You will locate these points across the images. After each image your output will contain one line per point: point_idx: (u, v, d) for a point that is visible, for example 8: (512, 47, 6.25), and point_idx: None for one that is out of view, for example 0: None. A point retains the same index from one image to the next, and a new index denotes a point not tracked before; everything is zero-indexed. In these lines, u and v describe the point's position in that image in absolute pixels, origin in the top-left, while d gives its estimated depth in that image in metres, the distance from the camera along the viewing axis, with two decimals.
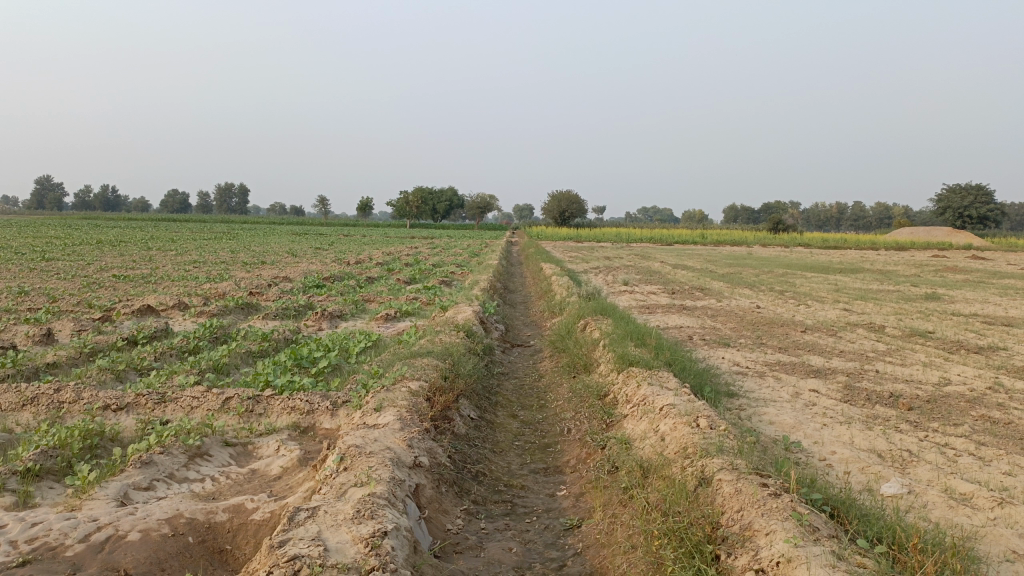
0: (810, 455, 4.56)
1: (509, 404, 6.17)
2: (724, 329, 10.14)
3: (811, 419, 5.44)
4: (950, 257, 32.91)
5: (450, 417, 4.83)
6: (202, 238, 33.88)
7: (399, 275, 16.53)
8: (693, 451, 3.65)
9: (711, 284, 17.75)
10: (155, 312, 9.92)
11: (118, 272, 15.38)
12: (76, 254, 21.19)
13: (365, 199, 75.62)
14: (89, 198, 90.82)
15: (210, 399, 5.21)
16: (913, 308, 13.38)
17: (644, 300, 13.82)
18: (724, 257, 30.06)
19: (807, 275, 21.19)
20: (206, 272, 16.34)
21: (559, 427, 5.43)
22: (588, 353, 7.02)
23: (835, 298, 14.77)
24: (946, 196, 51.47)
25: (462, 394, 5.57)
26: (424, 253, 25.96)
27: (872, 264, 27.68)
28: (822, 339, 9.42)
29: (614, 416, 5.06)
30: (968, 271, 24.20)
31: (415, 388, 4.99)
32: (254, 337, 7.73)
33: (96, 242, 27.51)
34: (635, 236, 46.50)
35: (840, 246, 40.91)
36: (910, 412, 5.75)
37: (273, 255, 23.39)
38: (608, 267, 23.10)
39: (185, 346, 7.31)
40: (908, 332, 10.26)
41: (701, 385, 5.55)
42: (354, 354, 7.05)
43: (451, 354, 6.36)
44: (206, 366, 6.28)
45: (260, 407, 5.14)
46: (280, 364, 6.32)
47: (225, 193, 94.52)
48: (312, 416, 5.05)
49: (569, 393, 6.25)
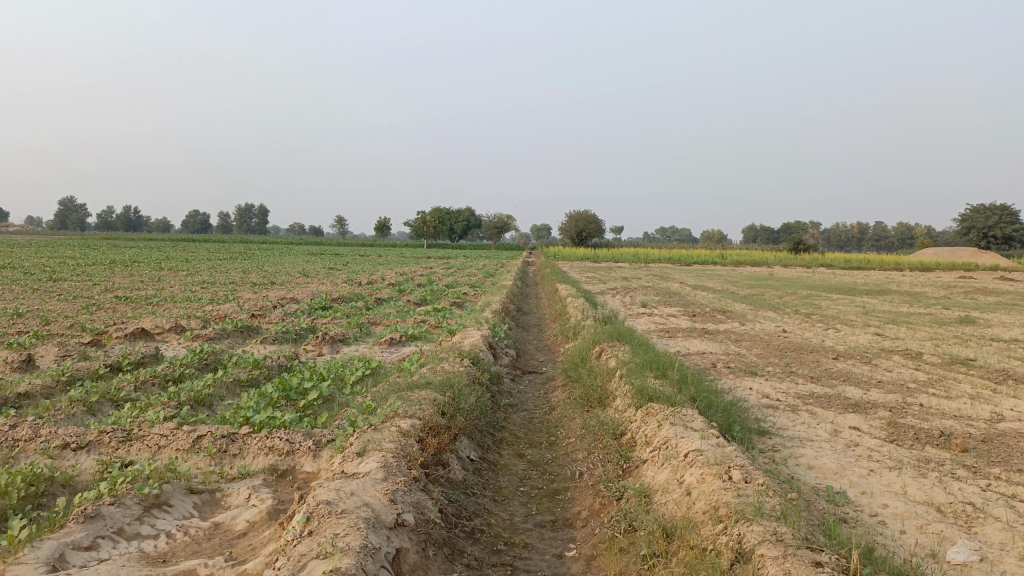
0: (857, 511, 3.95)
1: (515, 442, 5.58)
2: (750, 356, 9.47)
3: (855, 464, 4.81)
4: (977, 278, 31.98)
5: (445, 462, 4.25)
6: (218, 258, 33.62)
7: (410, 296, 16.00)
8: (727, 515, 3.05)
9: (733, 306, 17.06)
10: (149, 336, 9.45)
11: (121, 294, 14.98)
12: (84, 275, 20.87)
13: (382, 219, 75.47)
14: (110, 218, 91.67)
15: (179, 438, 4.68)
16: (948, 332, 12.66)
17: (663, 323, 13.20)
18: (744, 278, 29.27)
19: (832, 297, 20.47)
20: (211, 293, 15.91)
21: (570, 470, 4.84)
22: (603, 384, 6.43)
23: (865, 322, 14.02)
24: (970, 216, 50.42)
25: (462, 432, 4.99)
26: (438, 274, 25.35)
27: (897, 285, 26.80)
28: (856, 368, 8.75)
29: (632, 461, 4.46)
30: (1000, 293, 23.29)
31: (406, 427, 4.41)
32: (244, 365, 7.19)
33: (109, 262, 27.33)
34: (653, 256, 45.87)
35: (863, 268, 39.95)
36: (966, 455, 5.09)
37: (284, 276, 22.96)
38: (626, 288, 22.44)
39: (169, 374, 6.79)
40: (948, 360, 9.54)
41: (730, 424, 4.94)
42: (349, 383, 6.50)
43: (452, 386, 5.78)
44: (185, 398, 5.76)
45: (234, 446, 4.60)
46: (265, 395, 5.79)
47: (244, 213, 94.95)
48: (292, 458, 4.51)
49: (583, 430, 5.64)
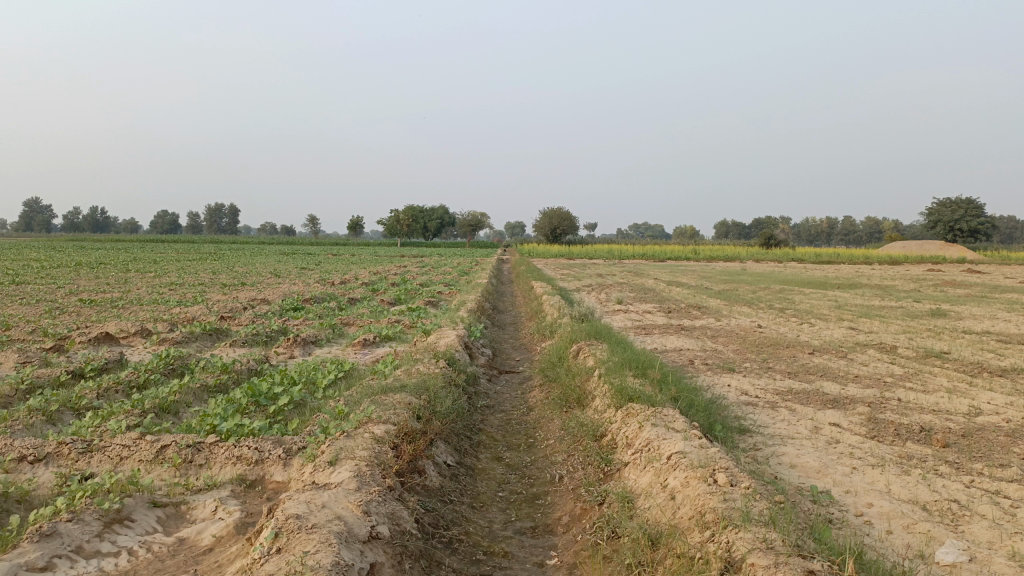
0: (842, 511, 3.88)
1: (492, 445, 5.45)
2: (727, 352, 9.42)
3: (837, 462, 4.75)
4: (946, 271, 32.40)
5: (421, 469, 4.10)
6: (189, 259, 33.10)
7: (383, 296, 15.77)
8: (713, 522, 2.95)
9: (708, 302, 17.06)
10: (114, 341, 9.18)
11: (85, 297, 14.58)
12: (48, 278, 20.35)
13: (355, 218, 74.86)
14: (77, 220, 90.02)
15: (142, 448, 4.50)
16: (921, 326, 12.74)
17: (639, 320, 13.13)
18: (718, 273, 29.36)
19: (805, 292, 20.58)
20: (180, 295, 15.56)
21: (550, 473, 4.72)
22: (581, 384, 6.31)
23: (839, 316, 14.08)
24: (936, 210, 51.18)
25: (438, 437, 4.84)
26: (412, 273, 25.09)
27: (869, 279, 27.06)
28: (833, 363, 8.73)
29: (614, 464, 4.35)
30: (968, 286, 23.57)
31: (380, 433, 4.26)
32: (212, 369, 6.98)
33: (74, 265, 26.70)
34: (627, 252, 45.97)
35: (834, 262, 40.38)
36: (947, 451, 5.05)
37: (254, 276, 22.57)
38: (601, 285, 22.38)
39: (134, 380, 6.56)
40: (923, 353, 9.57)
41: (711, 424, 4.85)
42: (321, 387, 6.32)
43: (428, 388, 5.63)
44: (149, 406, 5.56)
45: (201, 456, 4.43)
46: (234, 401, 5.60)
47: (214, 213, 93.72)
48: (261, 467, 4.34)
49: (561, 432, 5.53)
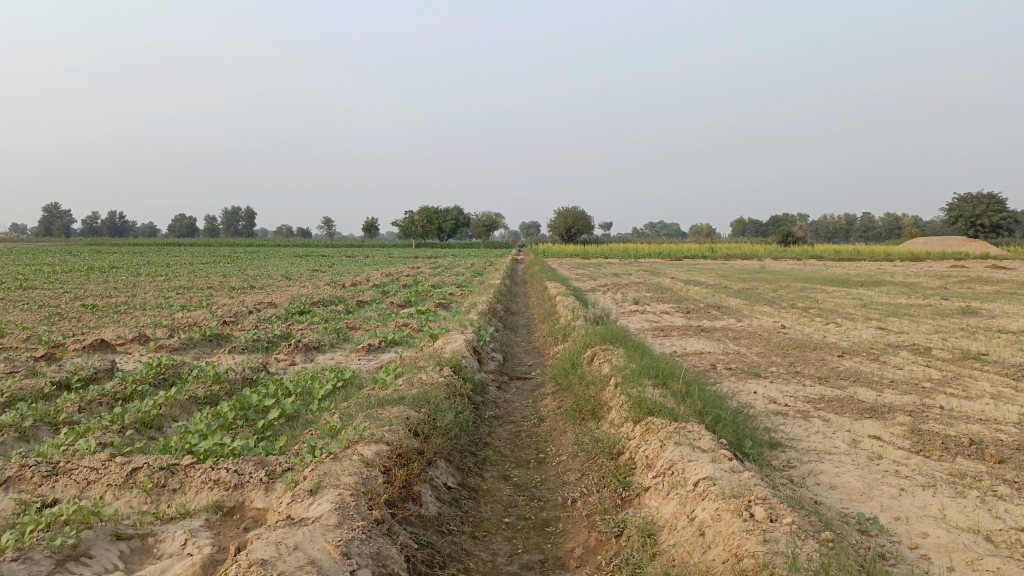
0: (894, 544, 3.40)
1: (499, 462, 5.00)
2: (751, 356, 8.89)
3: (882, 482, 4.26)
4: (970, 267, 31.52)
5: (416, 496, 3.65)
6: (200, 262, 32.91)
7: (393, 299, 15.37)
8: (753, 568, 2.49)
9: (728, 302, 16.48)
10: (110, 347, 8.81)
11: (89, 302, 14.24)
12: (59, 282, 20.15)
13: (369, 219, 74.71)
14: (95, 225, 90.53)
15: (112, 471, 4.09)
16: (953, 325, 12.14)
17: (656, 321, 12.64)
18: (737, 272, 28.62)
19: (827, 290, 19.96)
20: (186, 299, 15.23)
21: (562, 496, 4.26)
22: (596, 394, 5.84)
23: (866, 315, 13.49)
24: (957, 205, 50.12)
25: (438, 455, 4.39)
26: (425, 274, 24.53)
27: (891, 276, 26.36)
28: (864, 366, 8.19)
29: (632, 487, 3.88)
30: (996, 282, 22.79)
31: (371, 454, 3.82)
32: (203, 379, 6.57)
33: (87, 268, 26.56)
34: (642, 251, 45.34)
35: (855, 259, 39.58)
36: (1004, 467, 4.53)
37: (264, 279, 22.22)
38: (616, 285, 21.77)
39: (120, 392, 6.17)
40: (960, 355, 9.01)
41: (740, 441, 4.36)
42: (316, 398, 5.89)
43: (429, 401, 5.17)
44: (130, 421, 5.16)
45: (175, 481, 4.02)
46: (220, 415, 5.19)
47: (231, 216, 93.94)
48: (240, 492, 3.92)
49: (575, 447, 5.06)
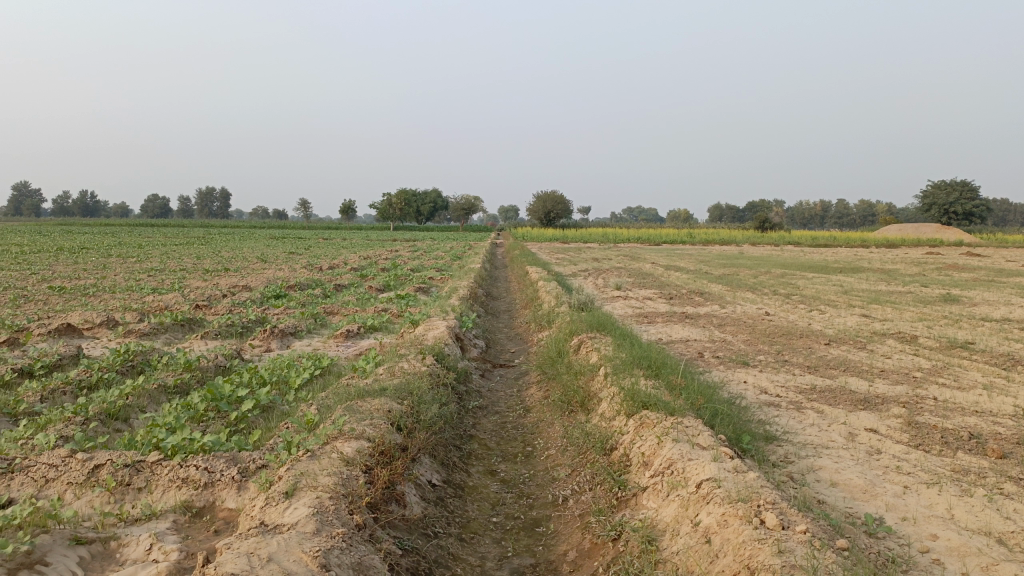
0: (904, 547, 3.24)
1: (485, 456, 4.79)
2: (738, 343, 8.74)
3: (884, 480, 4.10)
4: (946, 254, 31.77)
5: (400, 497, 3.42)
6: (173, 243, 32.29)
7: (371, 282, 15.07)
8: None
9: (710, 288, 16.36)
10: (77, 332, 8.47)
11: (57, 284, 13.78)
12: (26, 263, 19.58)
13: (347, 202, 73.92)
14: (66, 204, 88.82)
15: (72, 469, 3.81)
16: (936, 312, 12.08)
17: (640, 307, 12.46)
18: (716, 258, 28.57)
19: (807, 276, 19.93)
20: (158, 281, 14.81)
21: (552, 493, 4.06)
22: (585, 384, 5.64)
23: (848, 302, 13.42)
24: (932, 193, 50.55)
25: (421, 451, 4.16)
26: (403, 258, 24.14)
27: (870, 263, 26.46)
28: (853, 355, 8.06)
29: (628, 486, 3.69)
30: (972, 269, 22.91)
31: (352, 451, 3.58)
32: (173, 367, 6.27)
33: (56, 249, 25.86)
34: (621, 236, 45.19)
35: (832, 245, 39.75)
36: (1007, 463, 4.39)
37: (239, 261, 21.78)
38: (597, 270, 21.54)
39: (85, 380, 5.86)
40: (947, 344, 8.91)
41: (738, 436, 4.17)
42: (293, 388, 5.63)
43: (412, 392, 4.94)
44: (95, 412, 4.87)
45: (140, 479, 3.76)
46: (190, 407, 4.92)
47: (206, 197, 92.60)
48: (210, 492, 3.67)
49: (564, 441, 4.86)
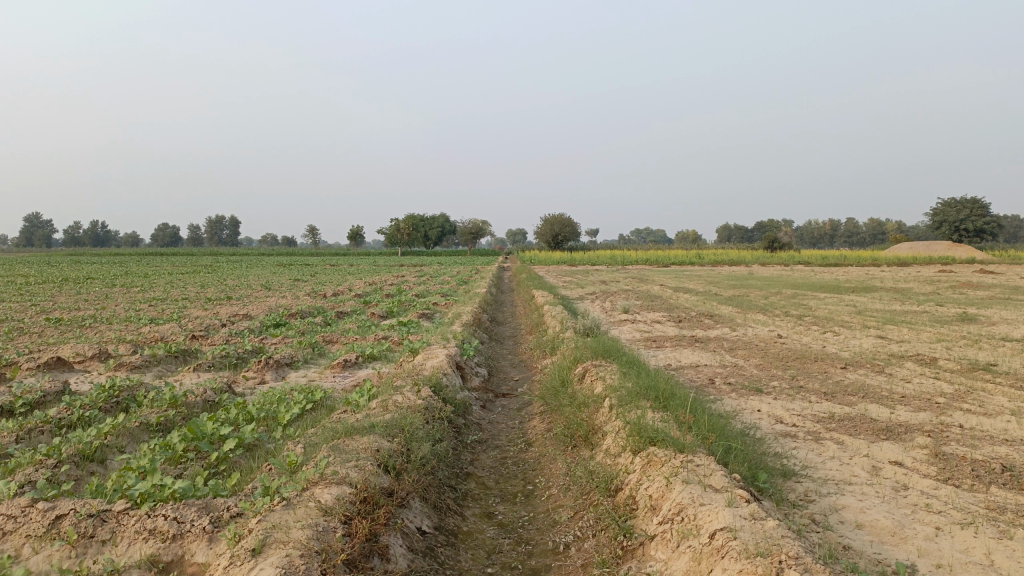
0: None
1: (482, 497, 4.48)
2: (750, 368, 8.42)
3: (913, 520, 3.76)
4: (959, 272, 31.32)
5: (383, 550, 3.12)
6: (180, 272, 32.24)
7: (374, 309, 14.81)
8: None
9: (720, 310, 16.01)
10: (68, 366, 8.22)
11: (56, 316, 13.58)
12: (29, 295, 19.44)
13: (355, 228, 74.06)
14: (77, 235, 89.48)
15: (33, 520, 3.52)
16: (954, 333, 11.71)
17: (648, 331, 12.15)
18: (726, 279, 28.17)
19: (819, 297, 19.59)
20: (159, 311, 14.60)
21: (552, 539, 3.74)
22: (589, 417, 5.33)
23: (863, 323, 13.04)
24: (941, 210, 50.14)
25: (411, 495, 3.86)
26: (408, 284, 23.90)
27: (882, 282, 26.04)
28: (871, 379, 7.72)
29: (634, 533, 3.37)
30: (987, 287, 22.48)
31: (332, 499, 3.28)
32: (159, 403, 6.00)
33: (62, 280, 25.71)
34: (629, 258, 44.92)
35: (843, 265, 39.33)
36: None
37: (244, 290, 21.60)
38: (606, 293, 21.26)
39: (66, 418, 5.60)
40: (968, 366, 8.55)
41: (753, 475, 3.85)
42: (281, 425, 5.34)
43: (403, 428, 4.64)
44: (69, 454, 4.59)
45: (104, 530, 3.46)
46: (169, 448, 4.63)
47: (216, 225, 93.10)
48: (178, 544, 3.37)
49: (566, 479, 4.54)
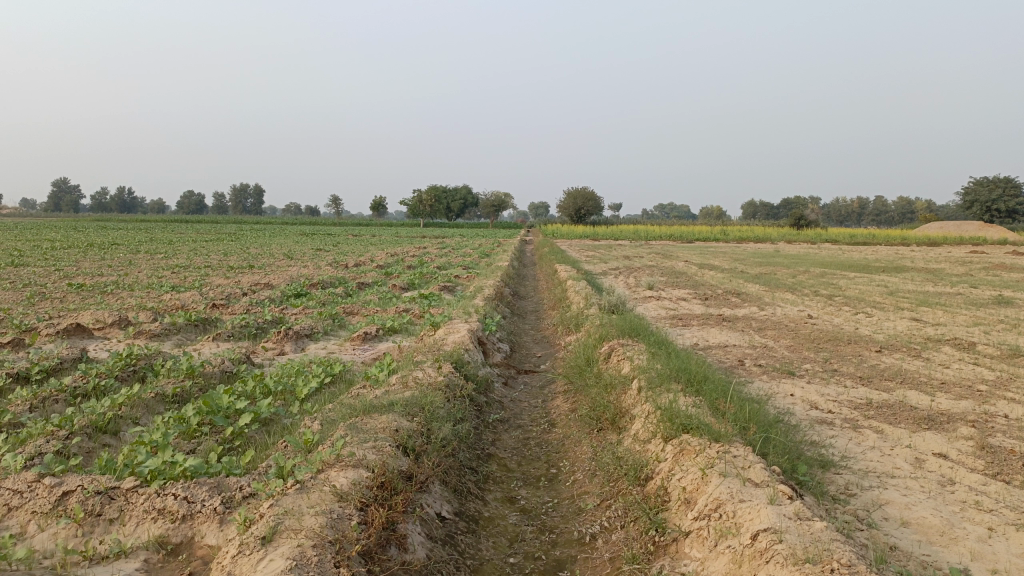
0: None
1: (504, 480, 4.30)
2: (780, 350, 8.15)
3: (963, 519, 3.53)
4: (991, 253, 30.59)
5: (402, 540, 2.95)
6: (203, 239, 32.42)
7: (395, 281, 14.65)
8: None
9: (747, 288, 15.67)
10: (87, 332, 8.15)
11: (78, 281, 13.56)
12: (54, 260, 19.53)
13: (377, 199, 73.99)
14: (103, 201, 90.26)
15: (39, 496, 3.39)
16: (991, 316, 11.33)
17: (673, 309, 11.88)
18: (751, 255, 27.67)
19: (847, 276, 19.17)
20: (180, 278, 14.52)
21: (578, 529, 3.56)
22: (616, 399, 5.13)
23: (895, 304, 12.68)
24: (973, 189, 48.99)
25: (431, 479, 3.68)
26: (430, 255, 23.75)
27: (912, 262, 25.45)
28: (907, 364, 7.43)
29: (667, 527, 3.18)
30: (1021, 269, 21.89)
31: (348, 484, 3.11)
32: (175, 373, 5.88)
33: (88, 246, 25.83)
34: (653, 233, 44.45)
35: (870, 243, 38.60)
36: None
37: (266, 259, 21.54)
38: (629, 268, 20.96)
39: (80, 387, 5.49)
40: (1009, 352, 8.22)
41: (793, 467, 3.63)
42: (298, 399, 5.19)
43: (423, 407, 4.46)
44: (81, 426, 4.47)
45: (112, 508, 3.32)
46: (182, 422, 4.49)
47: (240, 194, 93.51)
48: (188, 526, 3.23)
49: (592, 463, 4.35)
